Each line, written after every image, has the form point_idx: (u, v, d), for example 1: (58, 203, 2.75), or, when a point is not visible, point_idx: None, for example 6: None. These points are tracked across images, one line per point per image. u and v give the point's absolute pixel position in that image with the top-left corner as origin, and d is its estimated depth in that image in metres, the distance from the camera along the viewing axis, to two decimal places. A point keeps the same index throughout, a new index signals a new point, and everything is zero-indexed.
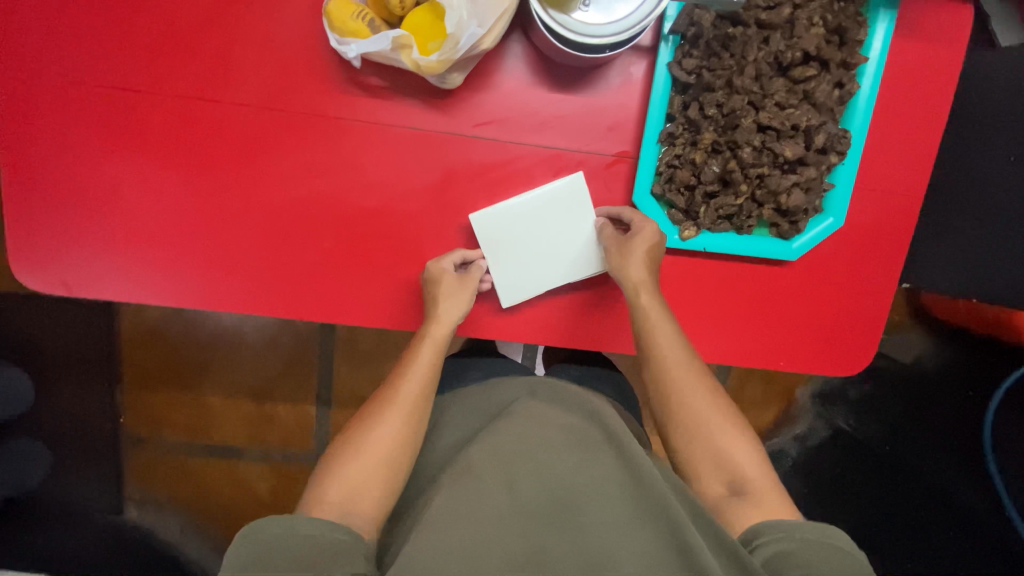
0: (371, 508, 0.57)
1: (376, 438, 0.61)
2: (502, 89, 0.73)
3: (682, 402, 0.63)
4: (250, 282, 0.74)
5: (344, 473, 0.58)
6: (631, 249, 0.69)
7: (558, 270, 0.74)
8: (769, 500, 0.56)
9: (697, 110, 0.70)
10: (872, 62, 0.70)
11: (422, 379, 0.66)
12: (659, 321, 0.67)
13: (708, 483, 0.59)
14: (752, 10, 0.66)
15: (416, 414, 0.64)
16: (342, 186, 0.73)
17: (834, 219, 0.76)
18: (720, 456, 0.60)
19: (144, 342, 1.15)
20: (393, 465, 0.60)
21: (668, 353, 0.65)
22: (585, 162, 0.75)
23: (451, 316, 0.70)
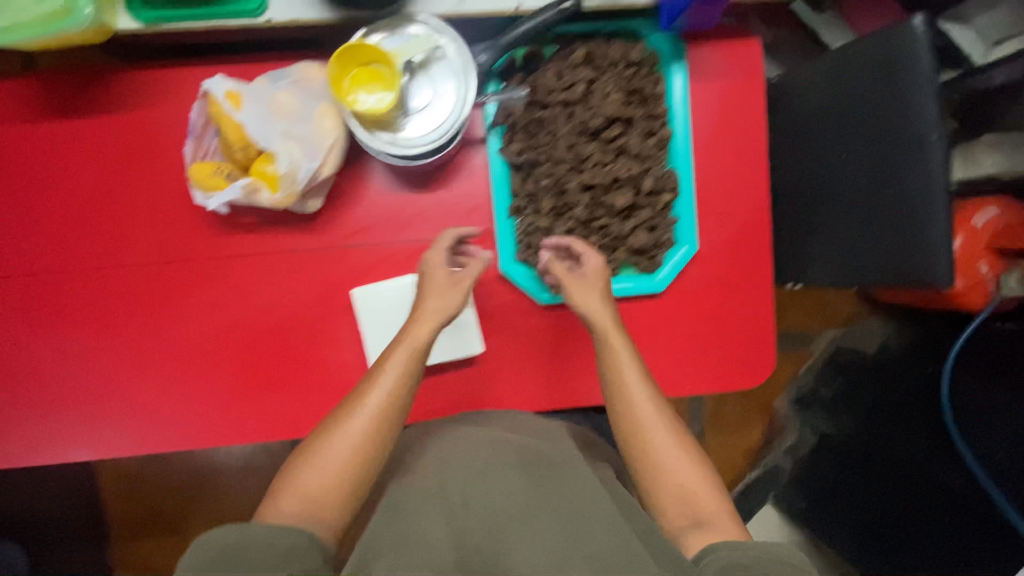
0: (332, 519, 0.58)
1: (334, 453, 0.60)
2: (363, 201, 0.80)
3: (654, 442, 0.65)
4: (181, 416, 0.82)
5: (301, 483, 0.59)
6: (587, 287, 0.72)
7: (440, 350, 0.80)
8: (724, 522, 0.60)
9: (533, 184, 0.79)
10: (676, 108, 0.80)
11: (390, 391, 0.64)
12: (623, 352, 0.69)
13: (668, 511, 0.63)
14: (552, 95, 0.76)
15: (381, 425, 0.63)
16: (245, 313, 0.82)
17: (687, 246, 0.82)
18: (685, 492, 0.63)
19: (129, 490, 1.27)
20: (353, 479, 0.60)
21: (632, 382, 0.67)
22: (454, 246, 0.82)
23: (439, 312, 0.69)
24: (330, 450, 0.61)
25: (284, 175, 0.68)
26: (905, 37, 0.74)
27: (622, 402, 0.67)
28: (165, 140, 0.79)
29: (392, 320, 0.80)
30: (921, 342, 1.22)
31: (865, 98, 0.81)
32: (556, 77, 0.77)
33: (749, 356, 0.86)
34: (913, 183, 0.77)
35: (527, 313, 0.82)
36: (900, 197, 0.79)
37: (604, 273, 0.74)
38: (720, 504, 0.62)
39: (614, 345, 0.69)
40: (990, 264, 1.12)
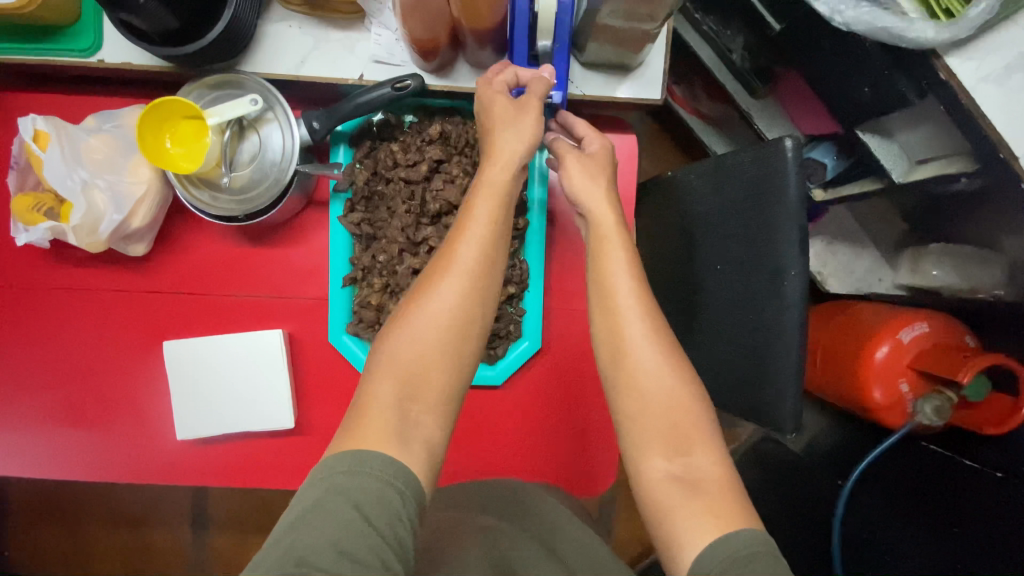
0: (429, 418, 0.50)
1: (425, 324, 0.52)
2: (196, 247, 0.77)
3: (638, 359, 0.59)
4: None
5: (391, 357, 0.51)
6: (581, 178, 0.66)
7: (249, 416, 0.75)
8: (718, 493, 0.54)
9: (370, 257, 0.74)
10: (535, 199, 0.78)
11: (483, 244, 0.54)
12: (614, 250, 0.63)
13: (650, 458, 0.57)
14: (395, 169, 0.73)
15: (481, 287, 0.53)
16: (57, 344, 0.77)
17: (529, 341, 0.78)
18: (679, 431, 0.57)
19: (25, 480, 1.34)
20: (439, 370, 0.51)
21: (620, 293, 0.61)
22: (286, 305, 0.78)
23: (511, 147, 0.59)
24: (418, 325, 0.52)
25: (78, 224, 0.67)
26: (775, 158, 0.69)
27: (606, 322, 0.61)
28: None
29: (203, 375, 0.75)
30: (845, 446, 1.13)
31: (737, 211, 0.76)
32: (403, 151, 0.73)
33: (586, 465, 0.80)
34: (772, 312, 0.71)
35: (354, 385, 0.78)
36: (761, 325, 0.73)
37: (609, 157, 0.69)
38: (721, 471, 0.56)
39: (605, 250, 0.63)
40: (910, 384, 1.00)
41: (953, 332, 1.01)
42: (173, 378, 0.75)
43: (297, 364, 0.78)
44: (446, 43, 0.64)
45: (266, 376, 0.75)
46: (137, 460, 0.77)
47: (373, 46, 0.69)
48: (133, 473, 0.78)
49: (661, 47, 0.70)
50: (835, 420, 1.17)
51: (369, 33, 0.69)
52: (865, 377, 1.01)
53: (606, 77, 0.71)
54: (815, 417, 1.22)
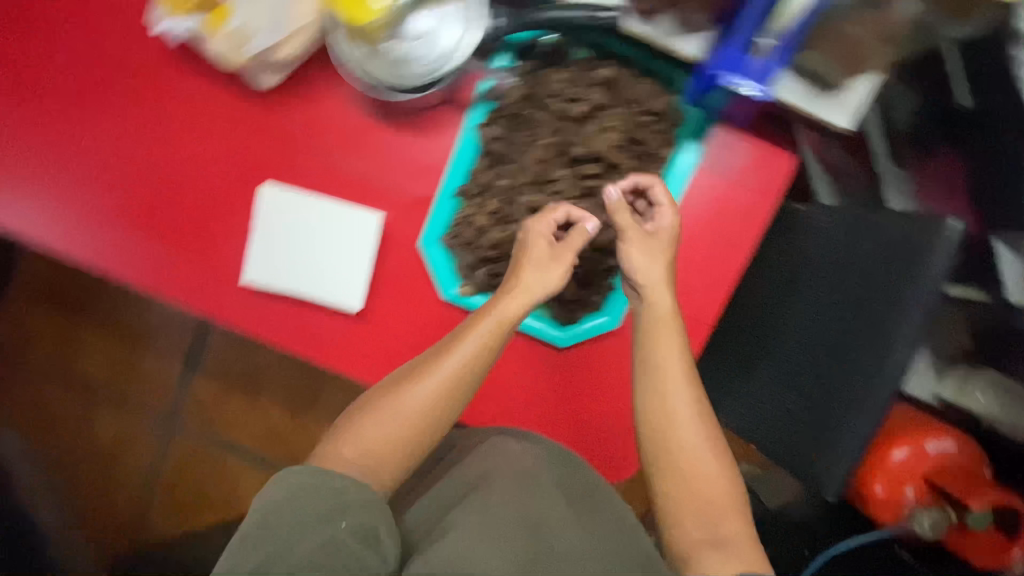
0: (379, 482, 0.58)
1: (399, 413, 0.59)
2: (325, 102, 0.74)
3: (673, 436, 0.61)
4: (39, 217, 0.75)
5: (360, 432, 0.59)
6: (633, 257, 0.63)
7: (317, 286, 0.73)
8: (751, 550, 0.58)
9: (490, 177, 0.72)
10: (675, 178, 0.72)
11: (466, 362, 0.60)
12: (668, 337, 0.63)
13: (687, 526, 0.59)
14: (552, 99, 0.69)
15: (453, 396, 0.60)
16: (156, 149, 0.75)
17: (609, 319, 0.76)
18: (704, 503, 0.60)
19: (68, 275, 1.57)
20: (404, 450, 0.59)
21: (670, 373, 0.62)
22: (387, 194, 0.75)
23: (536, 287, 0.61)
24: (390, 407, 0.60)
25: (231, 33, 0.64)
26: (931, 237, 0.64)
27: (648, 402, 0.62)
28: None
29: (286, 232, 0.73)
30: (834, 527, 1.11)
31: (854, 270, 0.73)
32: (566, 84, 0.69)
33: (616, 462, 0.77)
34: (859, 378, 0.68)
35: (424, 296, 0.76)
36: (842, 388, 0.70)
37: (675, 238, 0.65)
38: (747, 541, 0.58)
39: (659, 332, 0.63)
40: (916, 492, 0.97)
41: (976, 459, 0.96)
42: (257, 220, 0.73)
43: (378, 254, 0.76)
44: None
45: (346, 254, 0.73)
46: (189, 288, 0.75)
47: None
48: (178, 298, 0.75)
49: (870, 78, 0.65)
50: None
51: None
52: (872, 469, 1.00)
53: (801, 87, 0.66)
54: None
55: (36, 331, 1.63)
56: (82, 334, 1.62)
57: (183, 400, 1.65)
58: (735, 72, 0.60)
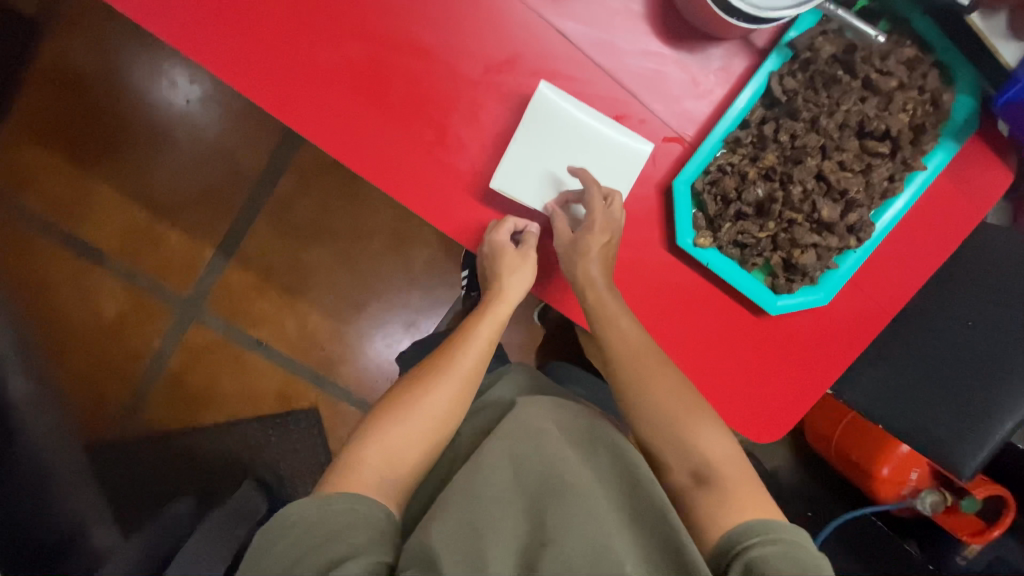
0: (410, 462, 0.67)
1: (421, 412, 0.69)
2: (609, 5, 0.68)
3: (644, 390, 0.72)
4: (256, 60, 0.65)
5: (383, 441, 0.67)
6: (587, 259, 0.70)
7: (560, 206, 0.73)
8: (745, 491, 0.68)
9: (772, 130, 0.68)
10: (925, 173, 0.74)
11: (477, 355, 0.74)
12: (616, 313, 0.72)
13: (677, 474, 0.71)
14: (866, 65, 0.66)
15: (465, 392, 0.72)
16: (405, 10, 0.66)
17: (822, 295, 0.77)
18: (676, 437, 0.71)
19: (94, 111, 1.37)
20: (435, 423, 0.70)
21: (624, 346, 0.72)
22: (647, 122, 0.71)
23: (513, 291, 0.74)
24: (412, 416, 0.69)
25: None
26: None
27: (624, 376, 0.73)
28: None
29: (544, 140, 0.69)
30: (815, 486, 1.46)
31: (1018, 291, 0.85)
32: (880, 54, 0.67)
33: (774, 416, 0.85)
34: (1014, 387, 0.81)
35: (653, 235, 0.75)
36: (996, 388, 0.82)
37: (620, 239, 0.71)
38: (732, 468, 0.69)
39: (609, 310, 0.72)
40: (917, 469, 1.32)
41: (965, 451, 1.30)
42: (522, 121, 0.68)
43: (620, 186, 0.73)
44: None
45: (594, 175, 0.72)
46: (417, 174, 0.69)
47: None
48: (404, 185, 0.69)
49: None
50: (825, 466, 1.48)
51: None
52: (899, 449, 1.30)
53: None
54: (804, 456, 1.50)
55: (40, 174, 1.38)
56: (98, 189, 1.40)
57: (210, 285, 1.47)
58: None
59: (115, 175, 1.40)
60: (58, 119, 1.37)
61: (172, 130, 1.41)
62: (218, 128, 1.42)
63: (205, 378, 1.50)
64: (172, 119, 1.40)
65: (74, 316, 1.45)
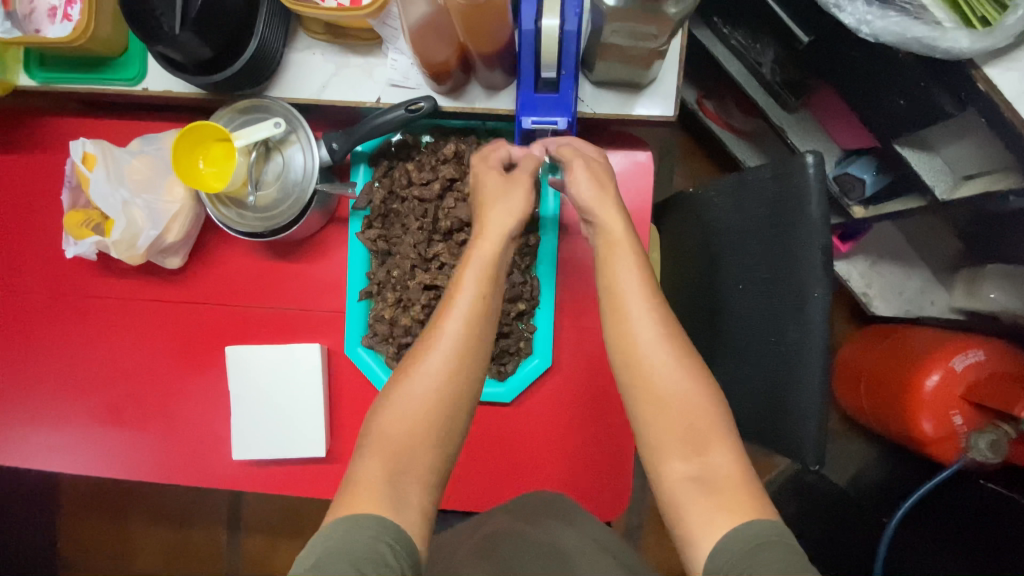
0: (416, 505, 0.53)
1: (417, 389, 0.56)
2: (229, 259, 0.81)
3: (655, 354, 0.60)
4: (28, 451, 0.83)
5: (371, 446, 0.55)
6: (578, 173, 0.66)
7: (283, 438, 0.77)
8: (737, 493, 0.55)
9: (385, 272, 0.77)
10: (548, 215, 0.79)
11: (468, 319, 0.58)
12: (623, 264, 0.64)
13: (676, 459, 0.58)
14: (410, 188, 0.75)
15: (445, 428, 0.56)
16: (98, 354, 0.82)
17: (540, 359, 0.78)
18: (696, 432, 0.58)
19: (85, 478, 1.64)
20: (437, 421, 0.55)
21: (625, 287, 0.63)
22: (308, 318, 0.81)
23: (499, 222, 0.63)
24: (401, 400, 0.56)
25: (118, 239, 0.73)
26: (796, 172, 0.67)
27: (616, 322, 0.63)
28: (39, 176, 0.81)
29: (249, 395, 0.78)
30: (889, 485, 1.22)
31: (758, 232, 0.74)
32: (418, 170, 0.75)
33: (601, 480, 0.80)
34: (793, 336, 0.69)
35: (368, 399, 0.79)
36: (781, 346, 0.71)
37: (610, 172, 0.68)
38: (737, 467, 0.57)
39: (613, 263, 0.64)
40: (964, 416, 1.03)
41: (1012, 360, 1.04)
42: (228, 375, 0.78)
43: (332, 376, 0.80)
44: (457, 66, 0.66)
45: (300, 389, 0.78)
46: (169, 462, 0.81)
47: (390, 70, 0.71)
48: (166, 477, 0.82)
49: (676, 67, 0.69)
50: (884, 450, 1.29)
51: (386, 59, 0.72)
52: (915, 408, 1.05)
53: (619, 95, 0.70)
54: (860, 447, 1.31)
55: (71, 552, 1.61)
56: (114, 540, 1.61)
57: (232, 566, 1.60)
58: (537, 110, 0.65)
59: (137, 512, 1.61)
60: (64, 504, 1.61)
61: None
62: None
63: None
64: None
65: None
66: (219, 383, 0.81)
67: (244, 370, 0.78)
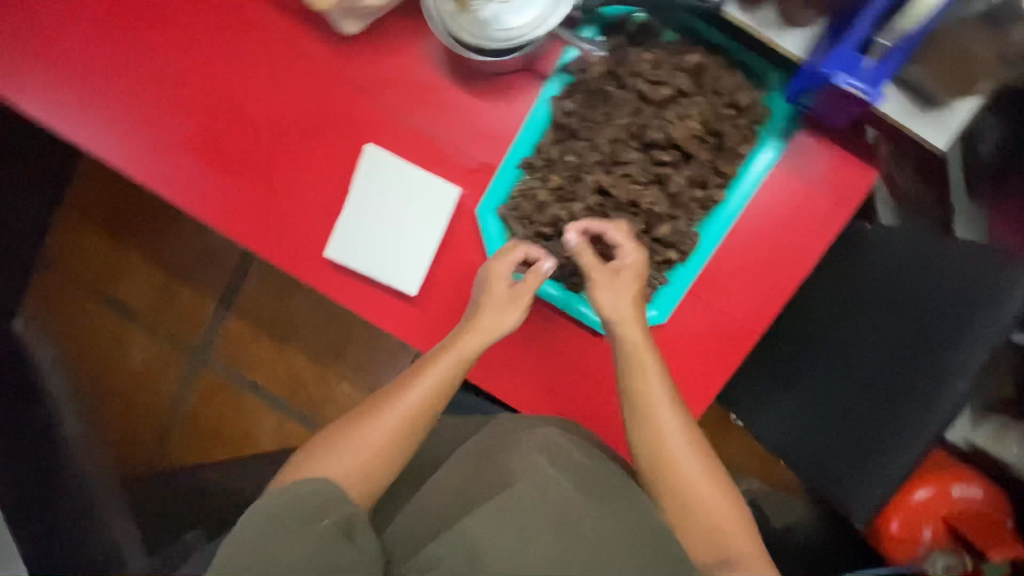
0: (360, 490, 0.62)
1: (393, 406, 0.64)
2: (405, 58, 0.74)
3: (667, 450, 0.62)
4: (110, 140, 0.76)
5: (324, 459, 0.62)
6: (601, 277, 0.66)
7: (379, 259, 0.75)
8: (759, 570, 0.59)
9: (559, 152, 0.70)
10: (747, 179, 0.70)
11: (450, 364, 0.65)
12: (652, 360, 0.64)
13: (700, 547, 0.60)
14: (635, 78, 0.67)
15: (402, 443, 0.64)
16: (227, 83, 0.75)
17: (656, 313, 0.73)
18: (712, 521, 0.60)
19: (115, 187, 1.66)
20: (391, 449, 0.63)
21: (651, 387, 0.63)
22: (453, 157, 0.75)
23: (489, 326, 0.67)
24: (358, 443, 0.63)
25: None
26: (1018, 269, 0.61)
27: (640, 417, 0.63)
28: None
29: (366, 203, 0.74)
30: None
31: (927, 301, 0.70)
32: (651, 64, 0.67)
33: None
34: (909, 414, 0.67)
35: (473, 265, 0.76)
36: (887, 415, 0.70)
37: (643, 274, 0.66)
38: (756, 547, 0.60)
39: (645, 362, 0.63)
40: (931, 533, 1.08)
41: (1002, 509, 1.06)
42: (356, 171, 0.74)
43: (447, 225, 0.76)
44: None
45: (417, 222, 0.74)
46: (246, 222, 0.76)
47: None
48: (237, 233, 0.76)
49: (979, 99, 0.62)
50: None
51: None
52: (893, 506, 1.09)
53: (903, 99, 0.63)
54: None
55: (86, 250, 1.69)
56: (127, 258, 1.68)
57: (214, 335, 1.69)
58: (854, 74, 0.56)
59: (150, 247, 1.67)
60: (98, 206, 1.66)
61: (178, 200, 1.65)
62: None
63: (214, 417, 1.73)
64: None
65: (106, 364, 1.75)
66: (334, 173, 0.75)
67: (371, 175, 0.73)
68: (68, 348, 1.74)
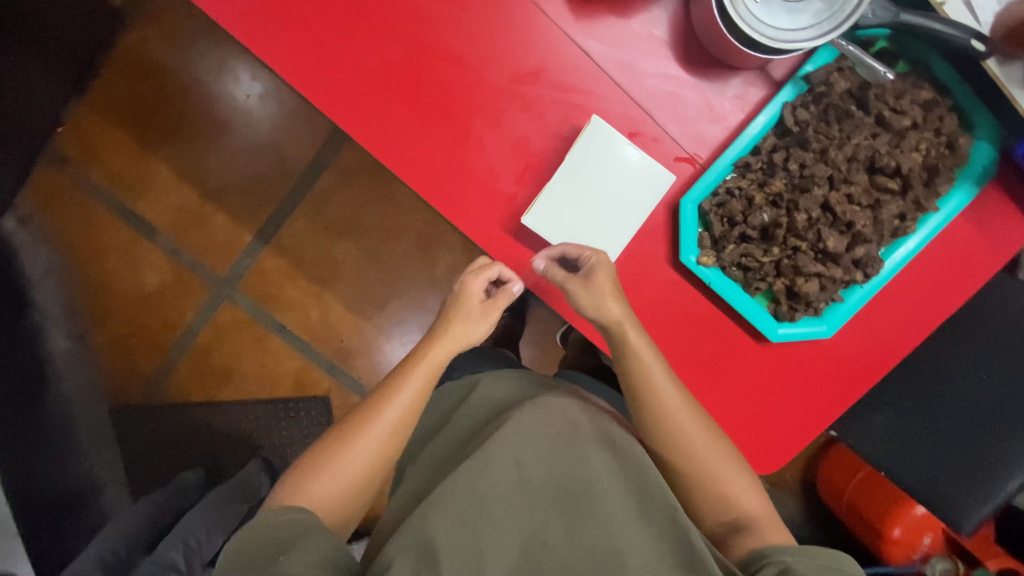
0: (354, 488, 0.70)
1: (355, 455, 0.70)
2: (631, 32, 0.73)
3: (667, 420, 0.72)
4: (303, 57, 0.71)
5: (325, 473, 0.69)
6: (589, 292, 0.71)
7: (578, 232, 0.74)
8: (768, 525, 0.69)
9: (782, 158, 0.71)
10: (938, 215, 0.73)
11: (405, 406, 0.73)
12: (643, 346, 0.72)
13: (710, 509, 0.72)
14: (880, 102, 0.69)
15: (397, 440, 0.73)
16: (439, 19, 0.71)
17: (825, 328, 0.76)
18: (717, 477, 0.71)
19: (152, 86, 1.46)
20: (385, 450, 0.72)
21: (644, 363, 0.72)
22: (659, 141, 0.74)
23: (465, 329, 0.79)
24: (348, 458, 0.70)
25: None
26: None
27: (640, 389, 0.72)
28: None
29: (578, 173, 0.72)
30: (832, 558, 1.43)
31: None
32: (894, 92, 0.69)
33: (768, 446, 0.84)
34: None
35: (655, 251, 0.77)
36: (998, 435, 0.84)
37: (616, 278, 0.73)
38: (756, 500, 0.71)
39: (637, 344, 0.72)
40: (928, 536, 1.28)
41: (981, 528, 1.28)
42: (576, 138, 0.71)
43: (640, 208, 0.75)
44: None
45: (624, 201, 0.74)
46: (438, 171, 0.74)
47: None
48: (426, 181, 0.74)
49: None
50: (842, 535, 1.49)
51: None
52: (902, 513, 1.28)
53: None
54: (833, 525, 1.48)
55: (104, 150, 1.48)
56: (153, 166, 1.49)
57: (246, 268, 1.52)
58: None
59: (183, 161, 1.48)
60: (126, 102, 1.46)
61: (224, 114, 1.48)
62: (275, 119, 1.48)
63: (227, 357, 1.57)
64: (232, 110, 1.48)
65: (104, 285, 1.52)
66: (536, 137, 0.74)
67: (590, 145, 0.72)
68: (58, 256, 1.51)
